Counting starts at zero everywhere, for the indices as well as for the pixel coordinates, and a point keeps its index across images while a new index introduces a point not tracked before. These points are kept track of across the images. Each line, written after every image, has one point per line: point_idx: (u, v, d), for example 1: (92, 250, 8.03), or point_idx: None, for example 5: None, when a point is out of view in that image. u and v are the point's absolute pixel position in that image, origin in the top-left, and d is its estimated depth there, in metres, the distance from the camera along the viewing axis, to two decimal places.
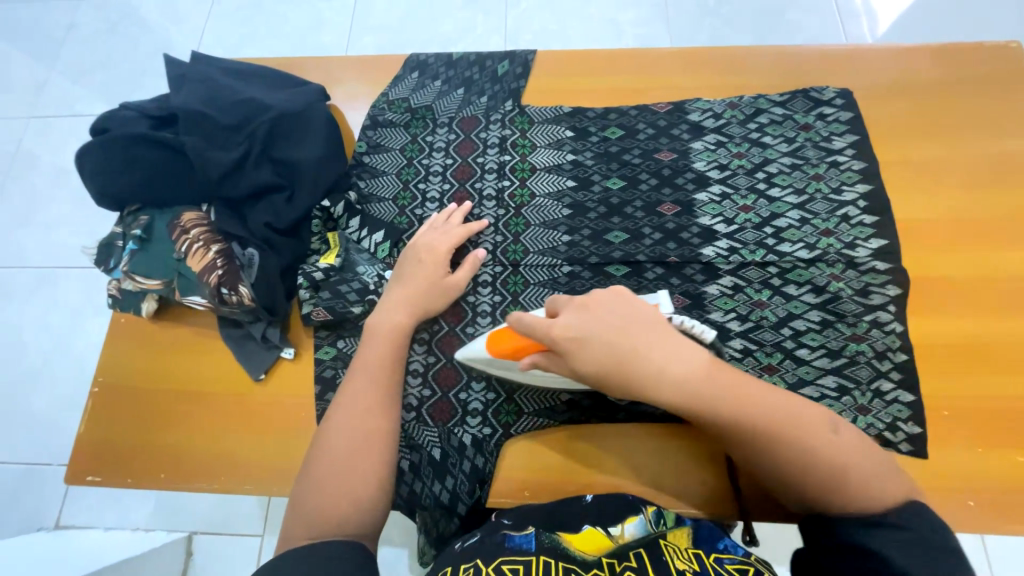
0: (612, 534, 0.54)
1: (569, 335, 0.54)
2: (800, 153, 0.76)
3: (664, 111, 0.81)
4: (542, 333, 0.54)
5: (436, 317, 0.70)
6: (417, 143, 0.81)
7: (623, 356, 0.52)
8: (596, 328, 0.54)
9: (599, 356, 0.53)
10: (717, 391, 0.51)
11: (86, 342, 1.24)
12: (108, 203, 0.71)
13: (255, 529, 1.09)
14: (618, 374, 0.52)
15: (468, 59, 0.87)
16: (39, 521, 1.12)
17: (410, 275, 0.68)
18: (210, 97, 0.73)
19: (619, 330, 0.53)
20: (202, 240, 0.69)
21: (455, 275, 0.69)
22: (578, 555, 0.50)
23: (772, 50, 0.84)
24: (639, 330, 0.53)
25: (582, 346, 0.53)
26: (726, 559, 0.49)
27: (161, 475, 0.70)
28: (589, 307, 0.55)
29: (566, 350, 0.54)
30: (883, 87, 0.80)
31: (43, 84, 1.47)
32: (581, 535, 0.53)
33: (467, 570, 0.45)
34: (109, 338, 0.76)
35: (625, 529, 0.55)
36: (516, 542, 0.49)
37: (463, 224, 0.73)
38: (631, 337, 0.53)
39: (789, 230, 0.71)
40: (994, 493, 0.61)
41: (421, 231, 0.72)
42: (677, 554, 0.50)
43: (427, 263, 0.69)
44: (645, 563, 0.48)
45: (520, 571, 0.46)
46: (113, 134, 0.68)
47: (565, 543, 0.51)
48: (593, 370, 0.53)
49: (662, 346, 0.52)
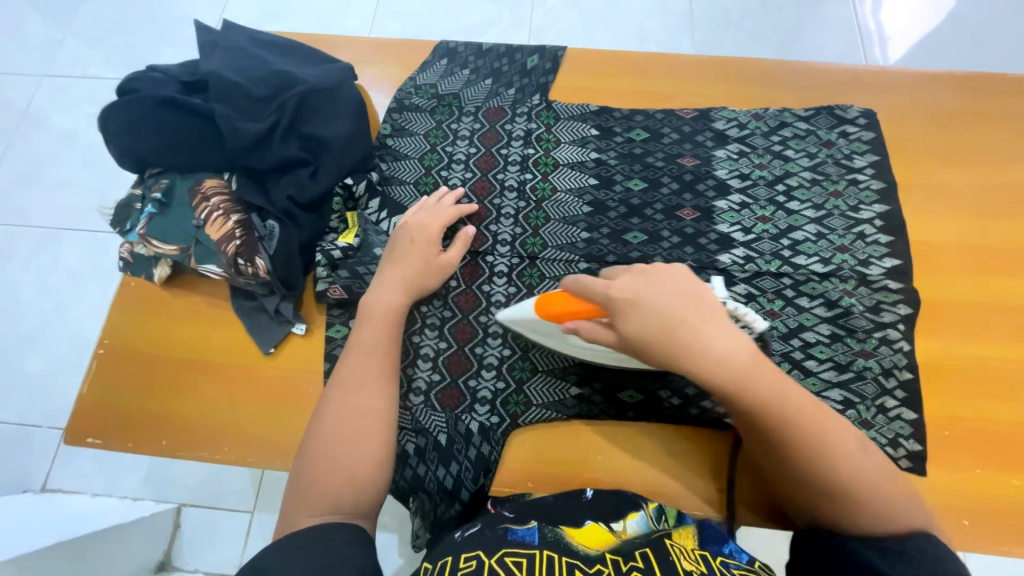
0: (614, 529, 0.55)
1: (624, 295, 0.55)
2: (820, 168, 0.77)
3: (689, 117, 0.81)
4: (597, 290, 0.56)
5: (429, 297, 0.71)
6: (441, 130, 0.81)
7: (673, 325, 0.52)
8: (650, 296, 0.54)
9: (651, 322, 0.53)
10: (767, 372, 0.51)
11: (87, 306, 1.22)
12: (129, 164, 0.71)
13: (245, 505, 1.08)
14: (662, 342, 0.53)
15: (498, 51, 0.87)
16: (26, 482, 1.10)
17: (401, 254, 0.68)
18: (242, 67, 0.72)
19: (669, 302, 0.54)
20: (222, 209, 0.69)
21: (448, 254, 0.70)
22: (581, 549, 0.50)
23: (800, 66, 0.85)
24: (685, 310, 0.53)
25: (636, 311, 0.54)
26: (732, 565, 0.49)
27: (162, 441, 0.69)
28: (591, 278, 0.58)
29: (617, 310, 0.54)
30: (906, 110, 0.81)
31: (59, 43, 1.45)
32: (584, 530, 0.54)
33: (469, 560, 0.46)
34: (118, 301, 0.76)
35: (627, 525, 0.56)
36: (518, 535, 0.50)
37: (454, 206, 0.74)
38: (683, 311, 0.53)
39: (806, 243, 0.72)
40: (989, 514, 0.62)
41: (413, 211, 0.73)
42: (684, 555, 0.50)
43: (420, 243, 0.69)
44: (652, 562, 0.48)
45: (522, 564, 0.46)
46: (141, 95, 0.68)
47: (568, 537, 0.52)
48: (636, 332, 0.53)
49: (715, 326, 0.52)
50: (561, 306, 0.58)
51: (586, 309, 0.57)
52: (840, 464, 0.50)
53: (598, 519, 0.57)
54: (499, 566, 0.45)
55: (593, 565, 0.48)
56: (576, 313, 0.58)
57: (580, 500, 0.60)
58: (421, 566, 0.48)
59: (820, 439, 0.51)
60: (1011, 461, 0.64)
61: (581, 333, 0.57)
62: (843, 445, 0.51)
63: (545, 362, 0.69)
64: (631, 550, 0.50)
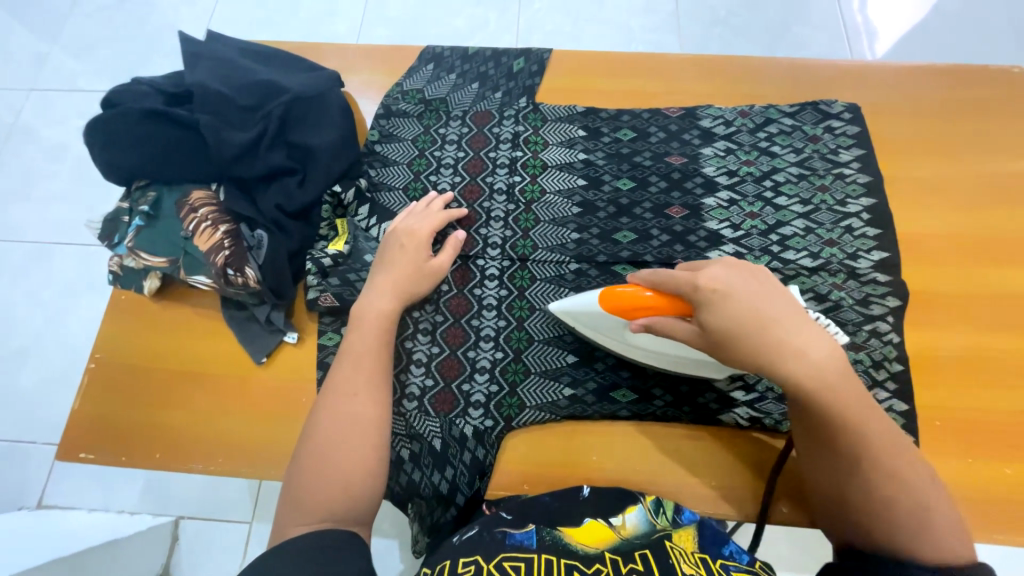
0: (613, 525, 0.55)
1: (715, 289, 0.54)
2: (807, 163, 0.77)
3: (675, 115, 0.81)
4: (684, 283, 0.55)
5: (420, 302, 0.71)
6: (429, 135, 0.81)
7: (767, 324, 0.52)
8: (746, 294, 0.54)
9: (740, 314, 0.52)
10: (851, 379, 0.51)
11: (80, 320, 1.22)
12: (116, 177, 0.70)
13: (243, 516, 1.08)
14: (756, 339, 0.52)
15: (484, 54, 0.87)
16: (21, 500, 1.10)
17: (392, 260, 0.68)
18: (227, 77, 0.72)
19: (766, 302, 0.53)
20: (210, 219, 0.69)
21: (437, 258, 0.70)
22: (580, 550, 0.50)
23: (784, 62, 0.86)
24: (784, 312, 0.53)
25: (725, 305, 0.53)
26: (731, 566, 0.49)
27: (156, 455, 0.69)
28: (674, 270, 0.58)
29: (706, 302, 0.54)
30: (890, 104, 0.82)
31: (46, 57, 1.45)
32: (583, 529, 0.54)
33: (468, 564, 0.46)
34: (109, 315, 0.75)
35: (625, 519, 0.56)
36: (516, 539, 0.50)
37: (443, 211, 0.74)
38: (787, 317, 0.53)
39: (795, 238, 0.73)
40: (983, 502, 0.62)
41: (403, 217, 0.73)
42: (684, 558, 0.49)
43: (410, 249, 0.69)
44: (651, 564, 0.47)
45: (521, 568, 0.46)
46: (125, 107, 0.68)
47: (567, 539, 0.52)
48: (721, 326, 0.53)
49: (806, 325, 0.52)
50: (629, 302, 0.58)
51: (667, 305, 0.57)
52: (897, 479, 0.50)
53: (597, 516, 0.56)
54: (497, 570, 0.45)
55: (592, 566, 0.48)
56: (650, 310, 0.58)
57: (576, 498, 0.59)
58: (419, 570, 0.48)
59: (888, 444, 0.51)
60: (1002, 449, 0.64)
61: (653, 329, 0.58)
62: (905, 464, 0.51)
63: (538, 364, 0.69)
64: (630, 550, 0.50)
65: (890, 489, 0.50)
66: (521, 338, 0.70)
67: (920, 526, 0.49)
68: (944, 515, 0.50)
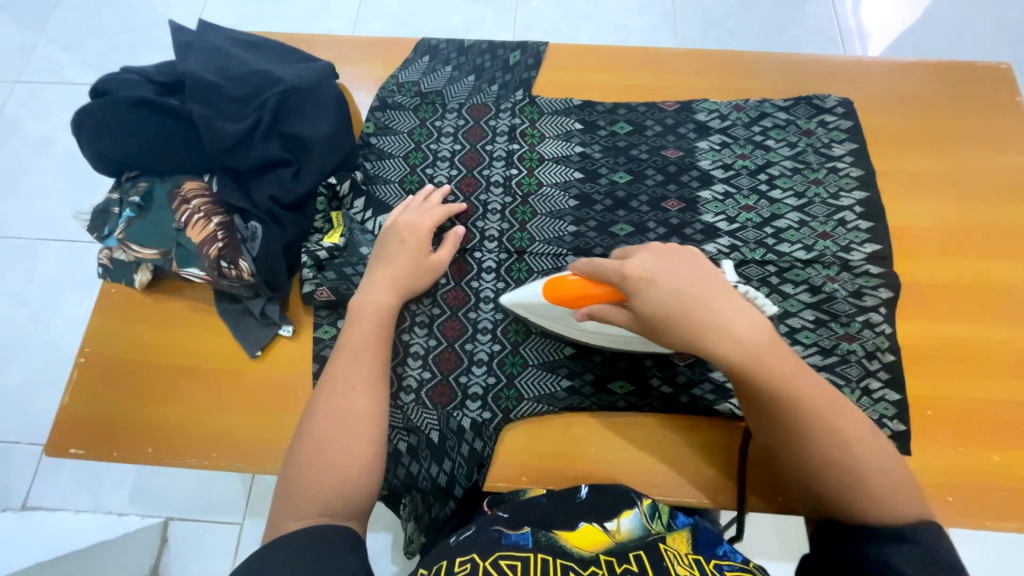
0: (608, 529, 0.55)
1: (641, 274, 0.56)
2: (801, 157, 0.78)
3: (672, 109, 0.82)
4: (612, 270, 0.57)
5: (417, 297, 0.70)
6: (425, 128, 0.80)
7: (691, 303, 0.54)
8: (670, 275, 0.55)
9: (667, 298, 0.54)
10: (776, 349, 0.53)
11: (68, 317, 1.19)
12: (105, 167, 0.69)
13: (234, 516, 1.06)
14: (683, 320, 0.54)
15: (480, 47, 0.87)
16: (6, 501, 1.07)
17: (391, 254, 0.68)
18: (220, 67, 0.71)
19: (690, 281, 0.55)
20: (203, 211, 0.68)
21: (437, 254, 0.70)
22: (576, 552, 0.50)
23: (779, 58, 0.86)
24: (708, 288, 0.55)
25: (652, 288, 0.55)
26: (726, 566, 0.50)
27: (148, 450, 0.68)
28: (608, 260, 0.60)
29: (633, 287, 0.56)
30: (883, 99, 0.83)
31: (31, 49, 1.41)
32: (578, 533, 0.54)
33: (464, 563, 0.46)
34: (98, 309, 0.74)
35: (620, 524, 0.56)
36: (512, 539, 0.50)
37: (441, 205, 0.74)
38: (709, 293, 0.54)
39: (789, 231, 0.73)
40: (973, 490, 0.63)
41: (400, 211, 0.72)
42: (678, 560, 0.49)
43: (410, 243, 0.69)
44: (645, 563, 0.48)
45: (518, 567, 0.46)
46: (115, 96, 0.66)
47: (562, 541, 0.52)
48: (650, 310, 0.55)
49: (729, 303, 0.54)
50: (573, 292, 0.60)
51: (607, 294, 0.59)
52: (836, 443, 0.51)
53: (592, 520, 0.56)
54: (494, 568, 0.45)
55: (588, 567, 0.48)
56: (592, 297, 0.60)
57: (572, 500, 0.59)
58: (415, 571, 0.48)
59: (822, 408, 0.52)
60: (991, 438, 0.65)
61: (598, 317, 0.60)
62: (841, 426, 0.52)
63: (536, 356, 0.69)
64: (624, 551, 0.51)
65: (832, 457, 0.51)
66: (519, 331, 0.70)
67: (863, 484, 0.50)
68: (886, 468, 0.51)
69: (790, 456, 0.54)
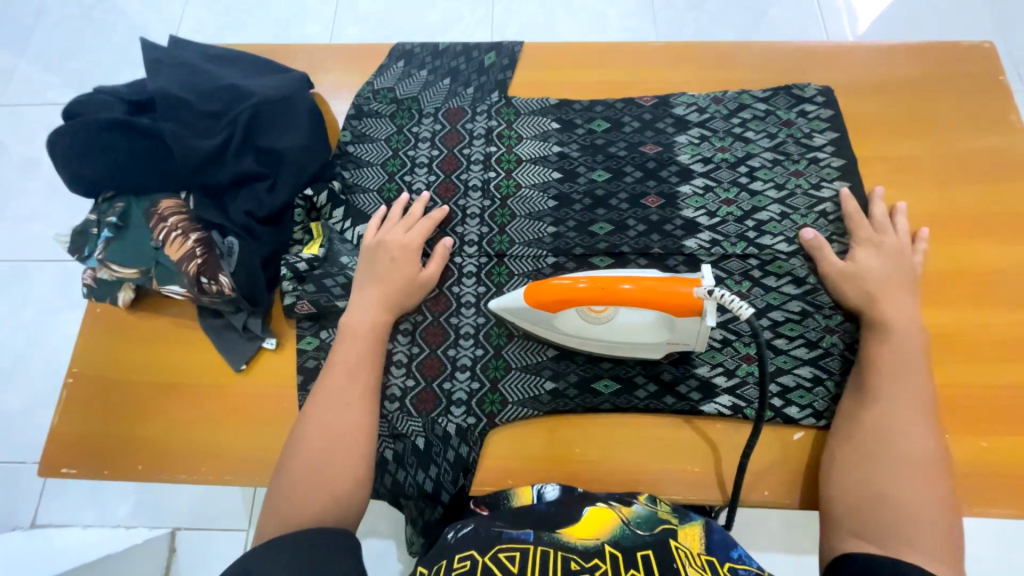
0: (614, 506, 0.57)
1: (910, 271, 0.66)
2: (781, 148, 0.77)
3: (649, 104, 0.81)
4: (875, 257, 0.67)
5: (409, 312, 0.71)
6: (403, 134, 0.80)
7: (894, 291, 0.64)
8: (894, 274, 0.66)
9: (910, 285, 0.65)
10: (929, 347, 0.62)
11: (64, 337, 1.20)
12: (82, 189, 0.69)
13: (240, 524, 1.08)
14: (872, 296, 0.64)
15: (455, 50, 0.86)
16: (14, 521, 1.09)
17: (382, 271, 0.68)
18: (191, 83, 0.71)
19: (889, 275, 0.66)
20: (180, 228, 0.68)
21: (426, 269, 0.70)
22: (578, 538, 0.52)
23: (756, 46, 0.85)
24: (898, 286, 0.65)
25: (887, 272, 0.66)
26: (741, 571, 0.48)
27: (138, 467, 0.68)
28: (882, 254, 0.68)
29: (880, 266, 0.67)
30: (863, 84, 0.82)
31: (13, 70, 1.42)
32: (582, 518, 0.55)
33: (463, 560, 0.47)
34: (84, 329, 0.74)
35: (626, 505, 0.58)
36: (513, 534, 0.51)
37: (424, 215, 0.74)
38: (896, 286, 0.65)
39: (770, 223, 0.73)
40: (963, 477, 0.63)
41: (386, 228, 0.72)
42: (690, 560, 0.48)
43: (401, 261, 0.69)
44: (652, 564, 0.47)
45: (516, 558, 0.47)
46: (87, 118, 0.66)
47: (565, 530, 0.53)
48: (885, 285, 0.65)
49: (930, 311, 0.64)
50: (559, 294, 0.61)
51: (591, 294, 0.60)
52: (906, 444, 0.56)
53: (597, 500, 0.59)
54: (493, 563, 0.46)
55: (590, 559, 0.48)
56: (572, 300, 0.61)
57: (572, 494, 0.60)
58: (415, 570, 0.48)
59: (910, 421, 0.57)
60: (982, 423, 0.65)
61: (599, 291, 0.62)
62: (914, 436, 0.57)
63: (519, 359, 0.69)
64: (632, 543, 0.50)
65: (896, 455, 0.56)
66: (501, 335, 0.70)
67: (909, 490, 0.54)
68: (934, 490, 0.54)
69: (875, 426, 0.58)
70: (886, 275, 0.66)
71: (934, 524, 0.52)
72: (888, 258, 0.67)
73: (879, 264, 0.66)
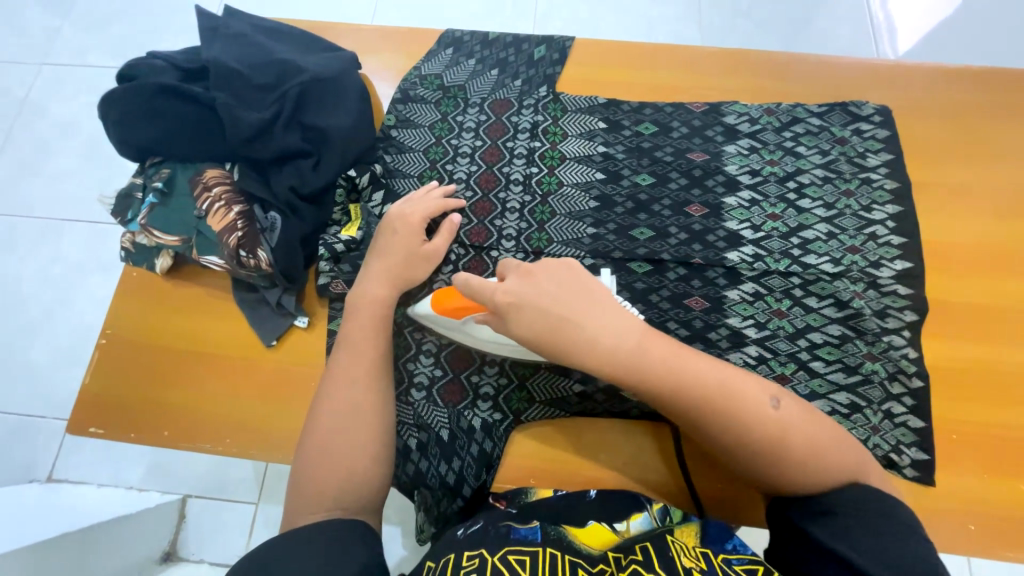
0: (618, 530, 0.55)
1: (509, 299, 0.55)
2: (833, 166, 0.75)
3: (699, 110, 0.79)
4: (487, 294, 0.56)
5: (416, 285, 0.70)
6: (447, 122, 0.79)
7: (557, 322, 0.53)
8: (537, 297, 0.54)
9: (539, 318, 0.54)
10: (650, 353, 0.52)
11: (91, 297, 1.22)
12: (130, 153, 0.70)
13: (249, 496, 1.09)
14: (556, 337, 0.53)
15: (505, 40, 0.85)
16: (32, 473, 1.11)
17: (419, 257, 0.67)
18: (243, 55, 0.71)
19: (553, 299, 0.54)
20: (224, 199, 0.68)
21: (432, 242, 0.69)
22: (584, 550, 0.50)
23: (814, 59, 0.83)
24: (570, 304, 0.54)
25: (522, 309, 0.54)
26: (734, 560, 0.48)
27: (163, 433, 0.69)
28: (525, 277, 0.56)
29: (509, 313, 0.55)
30: (923, 106, 0.79)
31: (58, 31, 1.43)
32: (587, 530, 0.53)
33: (473, 557, 0.46)
34: (120, 292, 0.75)
35: (630, 526, 0.56)
36: (522, 533, 0.49)
37: (442, 198, 0.72)
38: (563, 309, 0.53)
39: (816, 242, 0.71)
40: (995, 519, 0.61)
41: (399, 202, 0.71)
42: (684, 552, 0.48)
43: (403, 234, 0.68)
44: (652, 555, 0.47)
45: (526, 562, 0.46)
46: (140, 82, 0.67)
47: (571, 537, 0.51)
48: (532, 330, 0.54)
49: (599, 315, 0.53)
50: (458, 305, 0.61)
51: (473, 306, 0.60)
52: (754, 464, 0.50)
53: (600, 520, 0.57)
54: (501, 565, 0.45)
55: (595, 566, 0.47)
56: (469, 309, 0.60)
57: (583, 498, 0.60)
58: (425, 564, 0.48)
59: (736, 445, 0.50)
60: (1020, 465, 0.63)
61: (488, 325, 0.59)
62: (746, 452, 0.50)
63: None
64: (631, 546, 0.50)
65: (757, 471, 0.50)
66: None
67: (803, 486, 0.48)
68: (817, 462, 0.48)
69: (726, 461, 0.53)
70: (533, 289, 0.55)
71: (826, 451, 0.48)
72: (522, 285, 0.55)
73: (524, 293, 0.55)
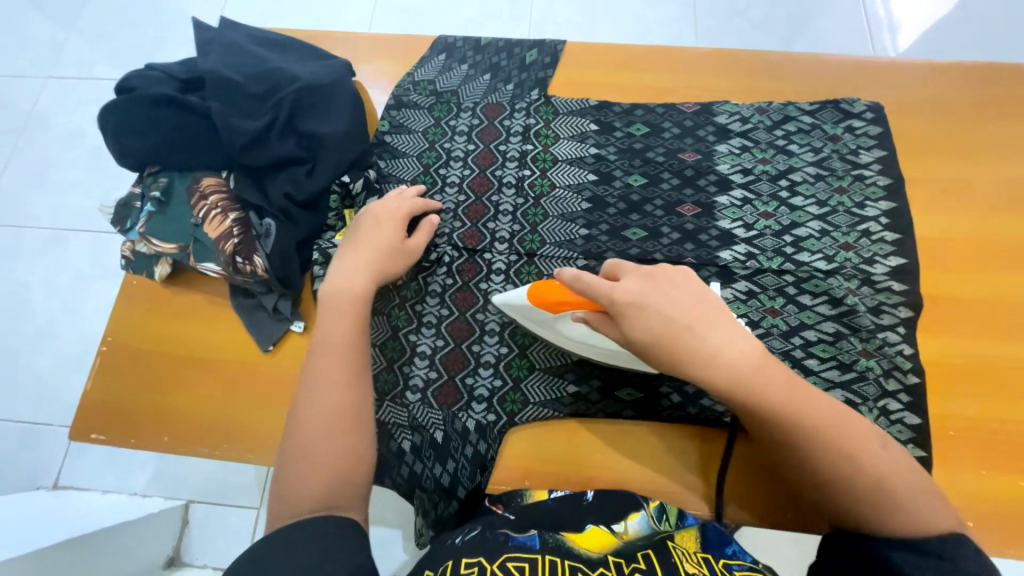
0: (616, 531, 0.56)
1: (627, 299, 0.53)
2: (825, 163, 0.75)
3: (691, 111, 0.80)
4: (602, 293, 0.54)
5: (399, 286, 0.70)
6: (440, 127, 0.80)
7: (678, 330, 0.51)
8: (659, 301, 0.53)
9: (656, 325, 0.52)
10: (767, 371, 0.50)
11: (95, 305, 1.24)
12: (129, 163, 0.71)
13: (251, 501, 1.10)
14: (670, 342, 0.51)
15: (497, 45, 0.86)
16: (39, 479, 1.13)
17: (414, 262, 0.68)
18: (239, 66, 0.72)
19: (675, 307, 0.52)
20: (220, 207, 0.69)
21: (412, 242, 0.69)
22: (583, 554, 0.50)
23: (805, 57, 0.83)
24: (694, 312, 0.52)
25: (641, 311, 0.52)
26: (735, 566, 0.49)
27: (164, 438, 0.70)
28: (650, 283, 0.54)
29: (622, 313, 0.53)
30: (916, 102, 0.79)
31: (62, 44, 1.46)
32: (585, 535, 0.54)
33: (471, 565, 0.45)
34: (121, 300, 0.76)
35: (628, 526, 0.56)
36: (518, 541, 0.50)
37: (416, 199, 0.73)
38: (689, 316, 0.52)
39: (809, 240, 0.71)
40: (996, 517, 0.61)
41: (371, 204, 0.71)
42: (687, 557, 0.49)
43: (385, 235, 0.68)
44: (654, 563, 0.48)
45: (525, 568, 0.46)
46: (139, 94, 0.68)
47: (570, 543, 0.51)
48: (645, 335, 0.52)
49: (721, 331, 0.52)
50: (556, 295, 0.59)
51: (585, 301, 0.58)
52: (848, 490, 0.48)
53: (597, 522, 0.57)
54: (500, 571, 0.45)
55: (595, 569, 0.48)
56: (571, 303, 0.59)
57: (580, 500, 0.60)
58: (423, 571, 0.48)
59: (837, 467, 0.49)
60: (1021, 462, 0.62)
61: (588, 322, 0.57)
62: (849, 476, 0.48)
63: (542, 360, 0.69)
64: (631, 552, 0.50)
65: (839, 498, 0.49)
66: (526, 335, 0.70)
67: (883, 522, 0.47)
68: (914, 500, 0.47)
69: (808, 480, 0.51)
70: (652, 293, 0.53)
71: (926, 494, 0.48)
72: (643, 291, 0.53)
73: (643, 298, 0.53)
